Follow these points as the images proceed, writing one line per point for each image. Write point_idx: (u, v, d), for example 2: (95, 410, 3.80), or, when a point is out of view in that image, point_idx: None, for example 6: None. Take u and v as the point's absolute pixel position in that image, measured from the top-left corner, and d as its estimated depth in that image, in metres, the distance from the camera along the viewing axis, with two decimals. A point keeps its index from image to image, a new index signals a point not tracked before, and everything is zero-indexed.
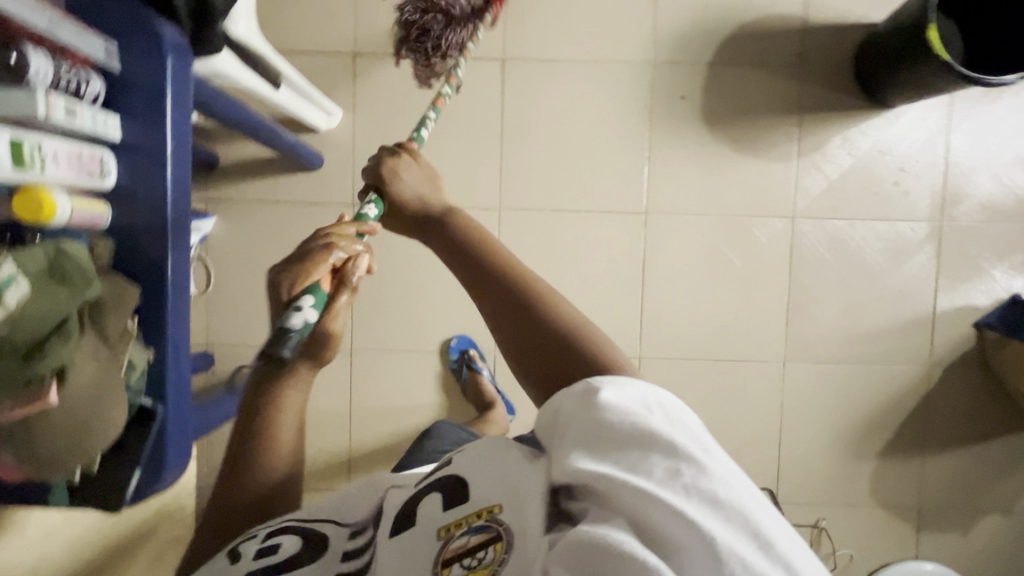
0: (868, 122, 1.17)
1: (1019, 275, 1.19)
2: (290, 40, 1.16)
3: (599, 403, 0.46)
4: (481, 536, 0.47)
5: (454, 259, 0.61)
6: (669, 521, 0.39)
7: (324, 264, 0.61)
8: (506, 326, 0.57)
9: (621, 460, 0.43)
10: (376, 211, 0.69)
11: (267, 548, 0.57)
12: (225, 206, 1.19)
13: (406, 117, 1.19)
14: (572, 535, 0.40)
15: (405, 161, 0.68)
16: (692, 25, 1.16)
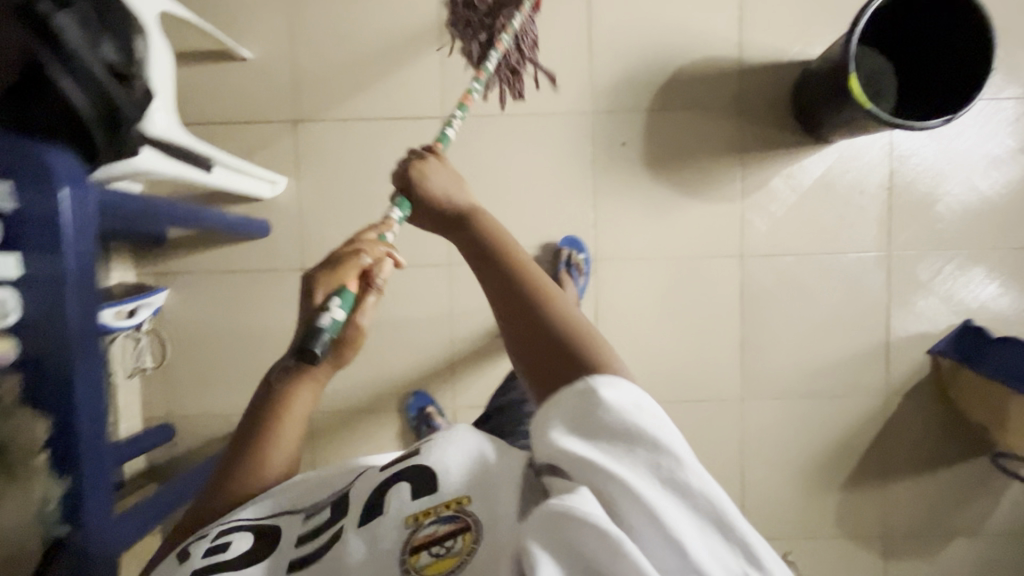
0: (808, 158, 1.17)
1: (992, 282, 1.20)
2: (231, 111, 1.17)
3: (598, 400, 0.45)
4: (449, 525, 0.48)
5: (472, 248, 0.58)
6: (644, 514, 0.41)
7: (354, 267, 0.62)
8: (516, 333, 0.52)
9: (611, 450, 0.44)
10: (401, 213, 0.70)
11: (215, 546, 0.54)
12: (176, 279, 1.20)
13: (351, 179, 1.20)
14: (543, 507, 0.41)
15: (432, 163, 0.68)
16: (628, 72, 1.17)
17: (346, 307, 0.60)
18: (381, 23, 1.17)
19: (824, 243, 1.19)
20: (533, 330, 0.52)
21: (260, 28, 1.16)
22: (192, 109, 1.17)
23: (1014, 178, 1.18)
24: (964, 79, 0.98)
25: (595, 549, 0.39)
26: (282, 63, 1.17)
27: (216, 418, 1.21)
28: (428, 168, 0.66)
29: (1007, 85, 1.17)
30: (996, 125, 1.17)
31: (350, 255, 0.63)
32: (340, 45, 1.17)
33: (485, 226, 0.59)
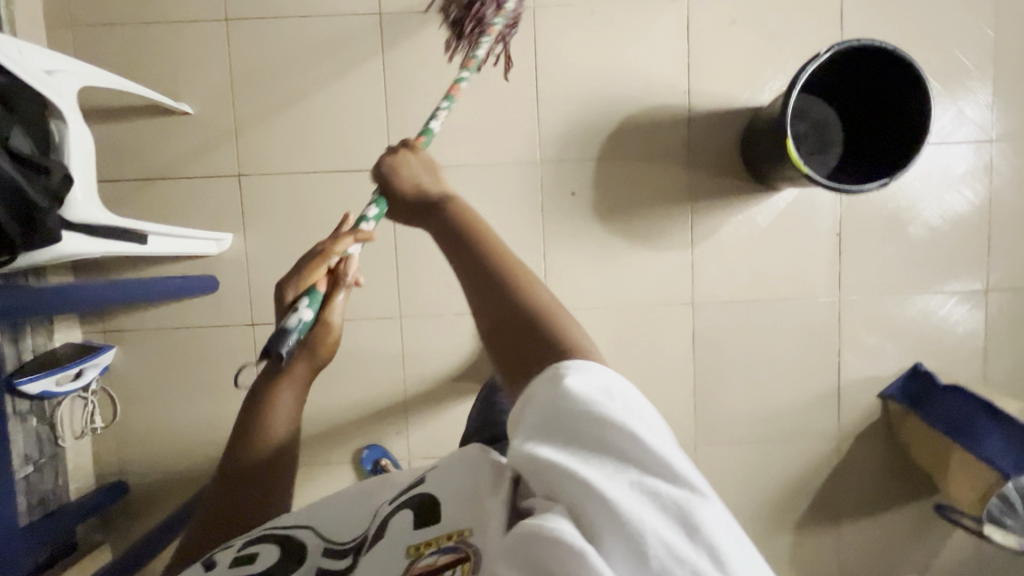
0: (755, 206, 1.17)
1: (964, 301, 1.20)
2: (174, 165, 1.16)
3: (565, 387, 0.40)
4: (448, 557, 0.45)
5: (445, 238, 0.54)
6: (612, 522, 0.35)
7: (322, 265, 0.70)
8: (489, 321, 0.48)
9: (580, 450, 0.38)
10: (376, 211, 0.76)
11: (243, 557, 0.55)
12: (124, 336, 1.18)
13: (299, 233, 1.18)
14: (512, 529, 0.36)
15: (410, 156, 0.66)
16: (576, 122, 1.16)
17: (313, 308, 0.68)
18: (327, 75, 1.15)
19: (774, 289, 1.19)
20: (496, 317, 0.49)
21: (204, 81, 1.15)
22: (136, 164, 1.15)
23: (964, 222, 1.18)
24: (903, 135, 0.98)
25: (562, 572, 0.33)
26: (227, 116, 1.15)
27: (169, 475, 1.20)
28: (400, 161, 0.65)
29: (957, 129, 1.17)
30: (945, 169, 1.17)
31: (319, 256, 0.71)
32: (285, 97, 1.16)
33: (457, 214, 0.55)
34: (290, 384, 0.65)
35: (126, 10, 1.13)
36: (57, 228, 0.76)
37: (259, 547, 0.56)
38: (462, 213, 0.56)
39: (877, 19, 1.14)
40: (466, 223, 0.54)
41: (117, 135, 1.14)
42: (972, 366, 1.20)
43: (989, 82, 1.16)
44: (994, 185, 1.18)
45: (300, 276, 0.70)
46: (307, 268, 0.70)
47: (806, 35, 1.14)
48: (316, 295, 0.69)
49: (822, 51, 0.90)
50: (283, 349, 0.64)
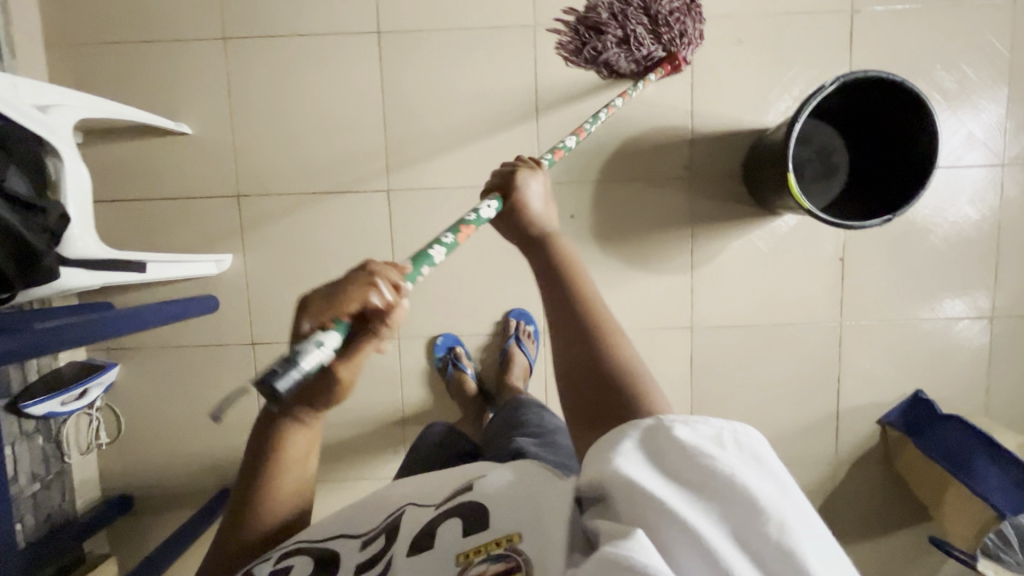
0: (756, 230, 1.15)
1: (977, 318, 1.18)
2: (172, 186, 1.15)
3: (675, 438, 0.43)
4: (499, 564, 0.45)
5: (543, 273, 0.61)
6: (709, 554, 0.37)
7: (360, 299, 0.51)
8: (570, 355, 0.55)
9: (678, 490, 0.41)
10: (496, 208, 0.67)
11: (279, 569, 0.52)
12: (126, 354, 1.20)
13: (296, 253, 1.17)
14: (596, 552, 0.38)
15: (535, 184, 0.69)
16: (577, 143, 1.14)
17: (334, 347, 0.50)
18: (324, 93, 1.14)
19: (774, 314, 1.18)
20: (587, 356, 0.54)
21: (201, 101, 1.14)
22: (135, 185, 1.15)
23: (970, 247, 1.16)
24: (912, 168, 0.95)
25: None
26: (224, 136, 1.15)
27: (171, 490, 1.22)
28: (523, 184, 0.68)
29: (968, 153, 1.14)
30: (955, 192, 1.15)
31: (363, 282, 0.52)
32: (282, 117, 1.15)
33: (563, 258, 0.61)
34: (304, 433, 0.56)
35: (123, 29, 1.12)
36: (54, 267, 0.78)
37: (295, 555, 0.54)
38: (569, 260, 0.61)
39: (888, 38, 1.11)
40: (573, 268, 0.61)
41: (115, 156, 1.14)
42: (973, 392, 1.19)
43: (1001, 104, 1.12)
44: (1004, 210, 1.15)
45: (330, 306, 0.51)
46: (339, 298, 0.51)
47: (812, 55, 1.11)
48: (335, 333, 0.50)
49: (827, 83, 0.87)
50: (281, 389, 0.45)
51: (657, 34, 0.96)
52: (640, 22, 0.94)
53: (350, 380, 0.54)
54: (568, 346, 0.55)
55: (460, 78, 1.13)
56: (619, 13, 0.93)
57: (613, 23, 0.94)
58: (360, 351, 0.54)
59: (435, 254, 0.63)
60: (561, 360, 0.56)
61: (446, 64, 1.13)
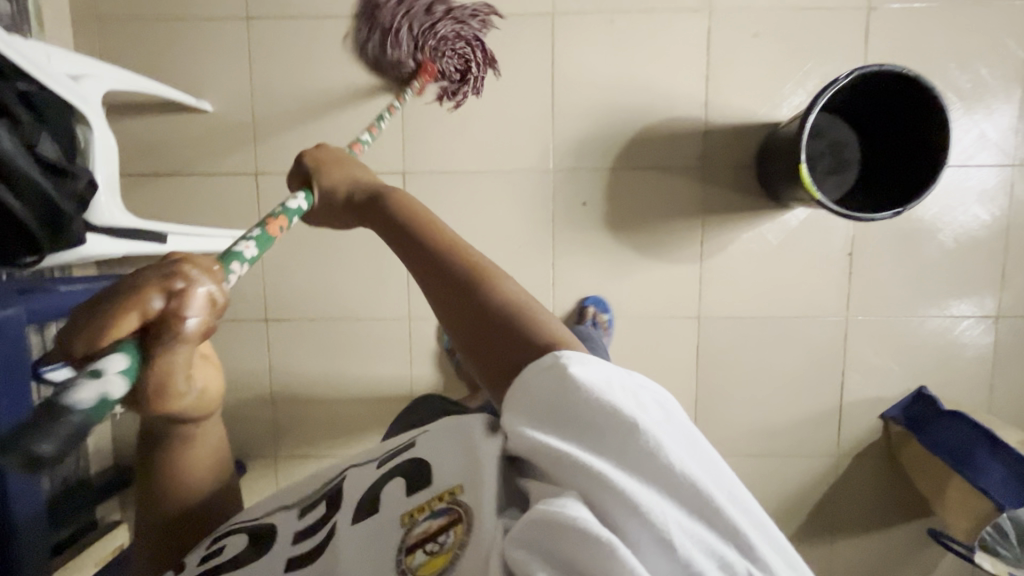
0: (766, 223, 1.17)
1: (983, 318, 1.18)
2: (189, 162, 1.17)
3: (569, 382, 0.44)
4: (443, 519, 0.46)
5: (390, 232, 0.64)
6: (614, 499, 0.40)
7: (132, 313, 0.42)
8: (450, 303, 0.55)
9: (583, 438, 0.43)
10: (306, 200, 0.75)
11: (213, 550, 0.56)
12: None
13: (311, 232, 1.20)
14: (534, 510, 0.40)
15: (334, 154, 0.77)
16: (591, 132, 1.16)
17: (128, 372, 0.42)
18: (342, 76, 1.16)
19: (781, 307, 1.19)
20: (467, 301, 0.54)
21: (223, 79, 1.16)
22: (155, 159, 1.17)
23: (979, 246, 1.17)
24: (921, 165, 0.96)
25: (580, 547, 0.38)
26: (243, 114, 1.17)
27: None
28: (334, 162, 0.77)
29: (978, 152, 1.14)
30: (967, 190, 1.16)
31: (137, 295, 0.43)
32: (302, 97, 1.17)
33: (403, 207, 0.64)
34: (196, 439, 0.59)
35: (149, 6, 1.14)
36: (81, 233, 0.81)
37: (229, 536, 0.58)
38: (407, 204, 0.65)
39: (905, 36, 1.11)
40: (420, 215, 0.63)
41: (135, 131, 1.16)
42: (977, 391, 1.20)
43: (1014, 105, 1.13)
44: (1013, 210, 1.16)
45: (92, 331, 0.42)
46: (106, 319, 0.42)
47: (828, 51, 1.12)
48: (120, 357, 0.42)
49: (841, 76, 0.87)
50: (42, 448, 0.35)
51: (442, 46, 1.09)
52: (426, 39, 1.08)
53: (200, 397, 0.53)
54: (446, 297, 0.56)
55: None
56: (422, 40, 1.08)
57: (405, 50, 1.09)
58: (167, 369, 0.46)
59: (243, 248, 0.63)
60: (443, 318, 0.56)
61: None
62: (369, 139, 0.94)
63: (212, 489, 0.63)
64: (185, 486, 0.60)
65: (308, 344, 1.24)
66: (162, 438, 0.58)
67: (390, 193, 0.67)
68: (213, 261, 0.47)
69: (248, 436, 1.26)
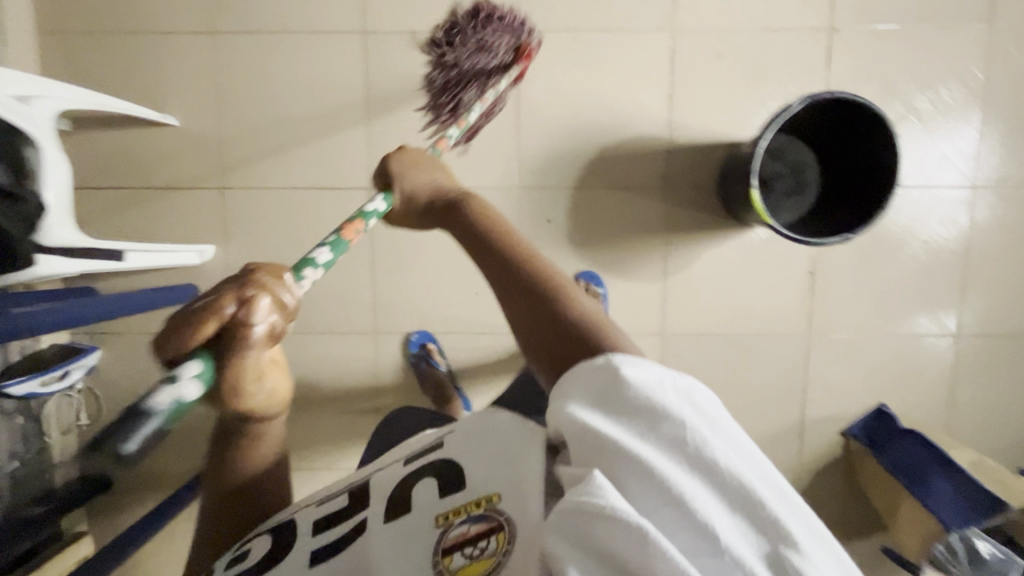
0: (728, 242, 1.17)
1: (943, 337, 1.19)
2: (156, 175, 1.18)
3: (623, 379, 0.49)
4: (481, 525, 0.51)
5: (466, 235, 0.66)
6: (660, 485, 0.44)
7: (212, 320, 0.48)
8: (530, 317, 0.58)
9: (632, 427, 0.47)
10: (385, 203, 0.74)
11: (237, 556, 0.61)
12: (110, 338, 1.22)
13: (276, 246, 1.20)
14: (578, 499, 0.43)
15: (408, 152, 0.76)
16: (555, 149, 1.16)
17: (204, 376, 0.49)
18: (309, 91, 1.16)
19: (746, 324, 1.20)
20: (548, 315, 0.57)
21: (191, 93, 1.16)
22: (124, 171, 1.17)
23: (940, 266, 1.18)
24: (875, 189, 0.97)
25: (618, 537, 0.42)
26: (209, 128, 1.17)
27: (150, 471, 1.26)
28: (415, 163, 0.75)
29: (939, 173, 1.15)
30: (929, 211, 1.17)
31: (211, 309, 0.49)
32: (270, 111, 1.17)
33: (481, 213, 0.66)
34: (261, 438, 0.63)
35: (117, 18, 1.14)
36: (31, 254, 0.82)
37: (253, 541, 0.62)
38: (487, 212, 0.67)
39: (868, 56, 1.12)
40: (502, 227, 0.66)
41: (101, 144, 1.16)
42: (936, 409, 1.21)
43: (975, 128, 1.14)
44: (974, 231, 1.17)
45: (181, 336, 0.48)
46: (189, 330, 0.48)
47: (791, 72, 1.12)
48: (194, 365, 0.48)
49: (795, 102, 0.88)
50: (126, 448, 0.43)
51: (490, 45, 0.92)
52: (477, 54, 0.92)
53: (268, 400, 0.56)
54: (525, 309, 0.58)
55: None
56: (450, 65, 0.91)
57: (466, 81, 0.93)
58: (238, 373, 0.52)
59: (319, 256, 0.67)
60: (521, 329, 0.59)
61: None
62: (453, 137, 0.85)
63: (270, 476, 0.66)
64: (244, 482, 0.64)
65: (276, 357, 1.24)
66: (235, 436, 0.63)
67: (468, 199, 0.69)
68: (281, 269, 0.54)
69: None
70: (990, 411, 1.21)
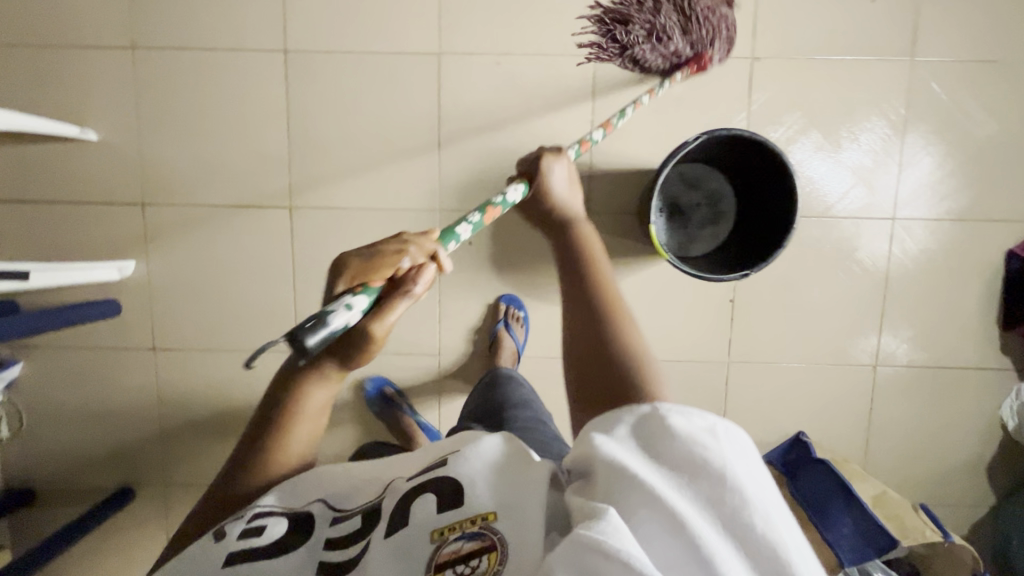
0: (649, 268, 1.17)
1: (861, 368, 1.20)
2: (78, 189, 1.17)
3: (669, 428, 0.47)
4: (474, 544, 0.50)
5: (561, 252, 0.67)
6: (686, 540, 0.43)
7: (389, 266, 0.58)
8: (579, 341, 0.59)
9: (670, 477, 0.46)
10: (524, 189, 0.76)
11: (252, 528, 0.57)
12: (31, 351, 1.22)
13: (200, 263, 1.20)
14: (584, 536, 0.43)
15: (558, 161, 0.77)
16: (476, 174, 1.16)
17: (366, 302, 0.55)
18: (233, 108, 1.15)
19: (665, 349, 1.20)
20: (596, 346, 0.58)
21: (110, 108, 1.15)
22: (44, 185, 1.17)
23: (860, 297, 1.18)
24: (778, 224, 0.97)
25: None
26: (131, 144, 1.16)
27: (73, 483, 1.26)
28: (549, 168, 0.77)
29: (853, 203, 1.15)
30: (853, 242, 1.17)
31: (392, 253, 0.59)
32: (193, 129, 1.16)
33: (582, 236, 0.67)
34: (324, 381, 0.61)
35: (35, 32, 1.13)
36: None
37: (269, 517, 0.59)
38: (587, 238, 0.68)
39: (789, 87, 1.11)
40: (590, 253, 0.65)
41: (22, 158, 1.16)
42: (854, 438, 1.22)
43: (896, 159, 1.14)
44: (895, 264, 1.17)
45: (365, 272, 0.58)
46: (370, 266, 0.58)
47: (712, 100, 1.12)
48: (363, 296, 0.54)
49: (691, 139, 0.88)
50: (309, 337, 0.48)
51: (686, 34, 0.99)
52: (674, 30, 0.97)
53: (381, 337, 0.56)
54: (578, 335, 0.59)
55: (368, 100, 1.15)
56: (646, 3, 0.95)
57: (641, 21, 0.96)
58: (390, 309, 0.55)
59: (462, 231, 0.69)
60: (568, 348, 0.60)
61: (354, 90, 1.15)
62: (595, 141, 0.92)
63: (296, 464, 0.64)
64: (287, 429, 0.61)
65: (196, 373, 1.23)
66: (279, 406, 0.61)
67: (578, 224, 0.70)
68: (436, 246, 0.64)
69: (138, 464, 1.26)
70: (906, 441, 1.22)
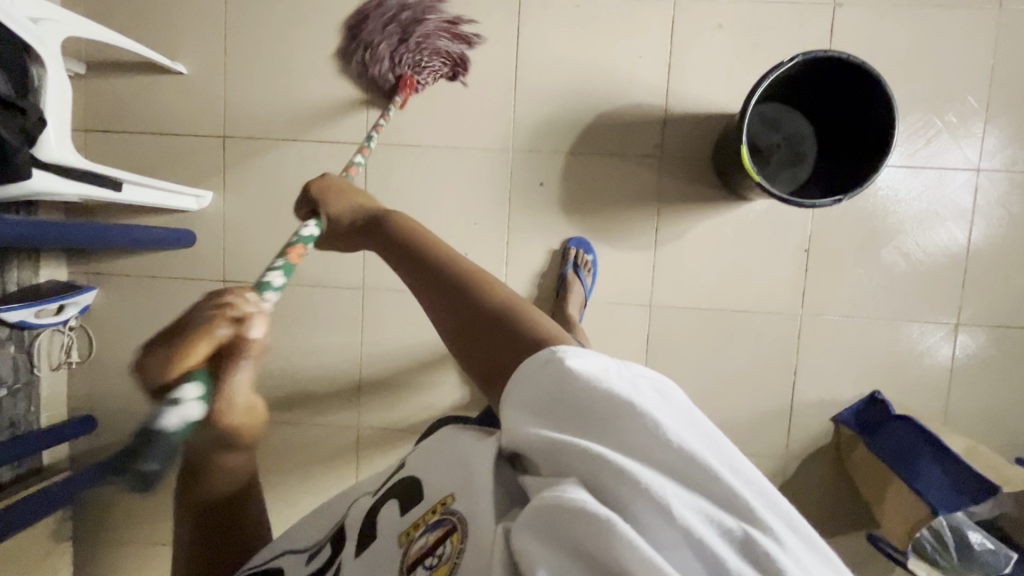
0: (723, 215, 1.16)
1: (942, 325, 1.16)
2: (161, 123, 1.21)
3: (565, 375, 0.41)
4: (438, 532, 0.47)
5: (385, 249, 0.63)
6: (631, 491, 0.36)
7: (206, 342, 0.45)
8: (446, 320, 0.52)
9: (588, 433, 0.40)
10: (316, 226, 0.77)
11: None
12: (106, 279, 1.24)
13: (273, 196, 1.22)
14: (547, 496, 0.37)
15: (326, 179, 0.81)
16: (552, 113, 1.17)
17: (200, 392, 0.47)
18: (315, 46, 1.19)
19: (738, 298, 1.17)
20: (467, 311, 0.50)
21: (198, 46, 1.20)
22: (130, 118, 1.21)
23: (943, 252, 1.15)
24: (868, 153, 0.97)
25: (596, 539, 0.34)
26: (216, 78, 1.20)
27: (135, 414, 1.26)
28: (333, 191, 0.78)
29: (936, 150, 1.13)
30: (936, 195, 1.14)
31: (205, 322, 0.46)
32: (274, 65, 1.20)
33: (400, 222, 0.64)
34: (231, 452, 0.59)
35: None
36: (25, 167, 0.84)
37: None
38: (404, 223, 0.64)
39: (870, 34, 1.11)
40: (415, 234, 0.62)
41: (112, 89, 1.20)
42: (933, 399, 1.17)
43: (980, 108, 1.11)
44: (978, 216, 1.14)
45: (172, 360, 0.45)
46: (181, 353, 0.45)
47: (792, 45, 1.12)
48: (194, 386, 0.47)
49: (786, 60, 0.87)
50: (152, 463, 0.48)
51: (407, 54, 1.11)
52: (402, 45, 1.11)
53: (246, 404, 0.52)
54: (444, 314, 0.52)
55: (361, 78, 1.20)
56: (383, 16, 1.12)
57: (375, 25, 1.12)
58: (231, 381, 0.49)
59: (274, 279, 0.67)
60: (448, 331, 0.52)
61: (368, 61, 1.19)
62: (362, 161, 0.97)
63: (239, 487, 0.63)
64: (211, 493, 0.61)
65: None
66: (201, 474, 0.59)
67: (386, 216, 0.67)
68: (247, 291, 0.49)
69: None
70: (992, 404, 1.16)
